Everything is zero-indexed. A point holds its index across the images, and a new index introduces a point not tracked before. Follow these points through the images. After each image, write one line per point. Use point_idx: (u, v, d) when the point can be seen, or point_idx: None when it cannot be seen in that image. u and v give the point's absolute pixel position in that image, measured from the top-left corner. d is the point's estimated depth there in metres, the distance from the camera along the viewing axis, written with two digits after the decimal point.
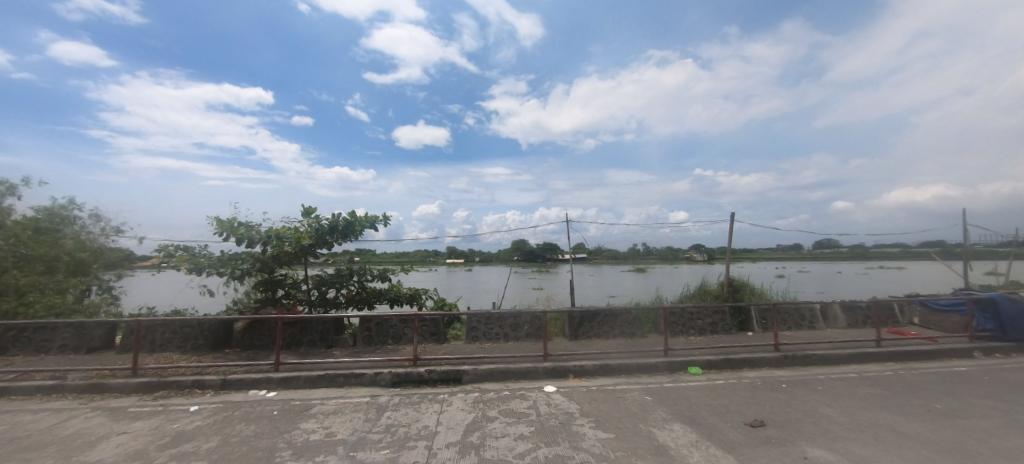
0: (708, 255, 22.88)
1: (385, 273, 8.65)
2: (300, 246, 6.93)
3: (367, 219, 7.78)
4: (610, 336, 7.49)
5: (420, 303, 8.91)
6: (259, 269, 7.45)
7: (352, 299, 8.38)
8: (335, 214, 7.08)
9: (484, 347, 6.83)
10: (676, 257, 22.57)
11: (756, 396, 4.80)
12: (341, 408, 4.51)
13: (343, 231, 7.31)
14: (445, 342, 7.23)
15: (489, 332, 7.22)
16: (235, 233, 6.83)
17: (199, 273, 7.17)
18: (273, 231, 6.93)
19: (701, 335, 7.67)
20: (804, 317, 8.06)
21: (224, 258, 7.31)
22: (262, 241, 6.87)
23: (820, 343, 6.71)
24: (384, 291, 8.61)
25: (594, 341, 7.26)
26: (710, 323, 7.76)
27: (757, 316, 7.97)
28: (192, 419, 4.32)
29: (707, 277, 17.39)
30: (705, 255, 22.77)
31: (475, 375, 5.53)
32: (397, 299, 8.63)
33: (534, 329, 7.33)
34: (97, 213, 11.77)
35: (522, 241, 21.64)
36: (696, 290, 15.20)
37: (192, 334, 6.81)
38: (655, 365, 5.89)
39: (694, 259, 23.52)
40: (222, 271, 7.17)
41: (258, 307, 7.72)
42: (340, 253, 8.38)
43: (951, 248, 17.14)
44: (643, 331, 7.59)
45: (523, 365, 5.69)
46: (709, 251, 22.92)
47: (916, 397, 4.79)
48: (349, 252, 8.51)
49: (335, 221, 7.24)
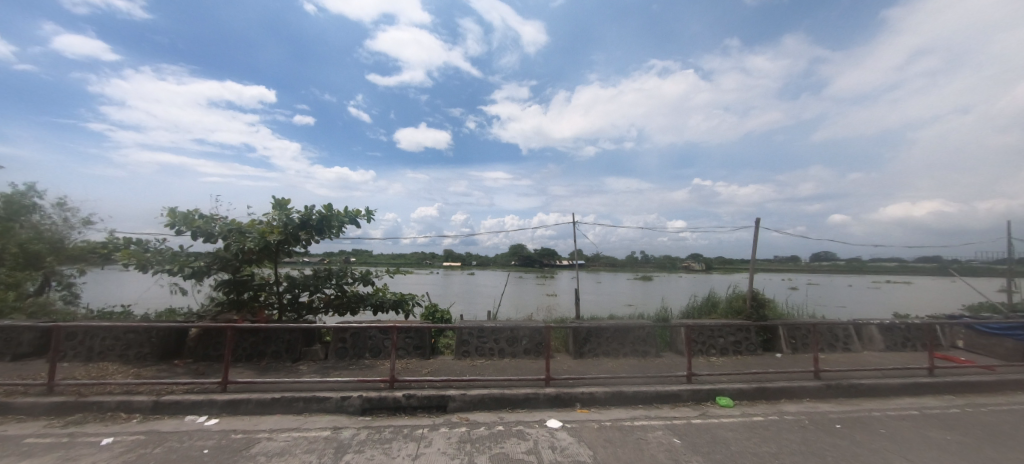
0: (707, 265, 21.95)
1: (368, 276, 7.72)
2: (265, 243, 5.98)
3: (346, 214, 6.88)
4: (620, 354, 6.57)
5: (407, 309, 7.98)
6: (218, 267, 6.49)
7: (331, 304, 7.46)
8: (308, 206, 6.14)
9: (475, 364, 5.90)
10: (674, 266, 21.70)
11: (811, 442, 3.86)
12: (291, 447, 3.56)
13: (318, 226, 6.40)
14: (431, 357, 6.30)
15: (482, 347, 6.30)
16: (190, 226, 5.90)
17: (145, 270, 6.23)
18: (234, 223, 5.96)
19: (724, 356, 6.77)
20: (837, 337, 7.21)
21: (176, 254, 6.33)
22: (221, 235, 5.94)
23: (864, 371, 5.80)
24: (366, 295, 7.66)
25: (602, 360, 6.32)
26: (733, 342, 6.88)
27: (786, 335, 7.05)
28: (95, 459, 3.36)
29: (714, 288, 16.43)
30: (704, 265, 21.87)
31: (462, 402, 4.60)
32: (381, 305, 7.69)
33: (533, 345, 6.41)
34: (64, 201, 10.79)
35: (520, 246, 20.65)
36: (704, 302, 14.25)
37: (137, 341, 5.88)
38: (678, 394, 4.97)
39: (693, 269, 22.59)
40: (170, 269, 6.19)
41: (218, 312, 6.77)
42: (336, 252, 7.63)
43: (957, 266, 16.27)
44: (658, 349, 6.67)
45: (521, 391, 4.77)
46: (708, 261, 22.01)
47: (1008, 448, 3.88)
48: (347, 251, 7.75)
49: (309, 215, 6.32)
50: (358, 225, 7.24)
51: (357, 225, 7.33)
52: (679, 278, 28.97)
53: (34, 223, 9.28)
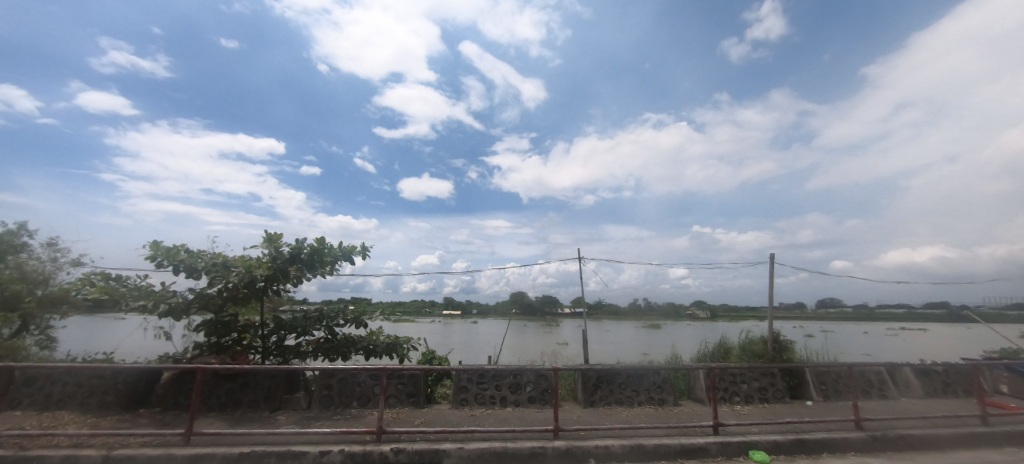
0: (711, 313, 21.25)
1: (360, 317, 7.27)
2: (251, 278, 5.64)
3: (340, 250, 6.60)
4: (634, 403, 5.94)
5: (401, 354, 7.44)
6: (198, 305, 6.05)
7: (320, 348, 6.92)
8: (299, 239, 5.87)
9: (474, 414, 5.30)
10: (678, 313, 20.97)
11: None
12: None
13: (308, 261, 6.10)
14: (425, 406, 5.69)
15: (481, 394, 5.71)
16: (174, 260, 5.61)
17: (118, 308, 5.80)
18: (220, 257, 5.64)
19: (749, 404, 6.14)
20: (870, 383, 6.61)
21: (153, 289, 5.92)
22: (204, 270, 5.60)
23: (908, 421, 5.20)
24: (357, 339, 7.16)
25: (615, 410, 5.69)
26: (758, 388, 6.28)
27: (815, 381, 6.45)
28: None
29: (724, 334, 15.67)
30: (707, 313, 21.18)
31: (459, 459, 4.01)
32: (374, 349, 7.18)
33: (538, 392, 5.81)
34: (55, 242, 10.46)
35: (520, 293, 20.05)
36: (717, 349, 13.49)
37: (102, 387, 5.31)
38: (705, 448, 4.36)
39: (697, 317, 21.84)
40: (144, 305, 5.74)
41: (194, 356, 6.22)
42: (335, 300, 7.29)
43: (973, 310, 15.65)
44: (676, 397, 6.05)
45: (526, 444, 4.18)
46: (711, 309, 21.32)
47: None
48: (345, 300, 7.40)
49: (299, 250, 6.03)
50: (352, 262, 6.95)
51: (351, 263, 7.03)
52: (686, 326, 27.97)
53: (19, 263, 8.92)
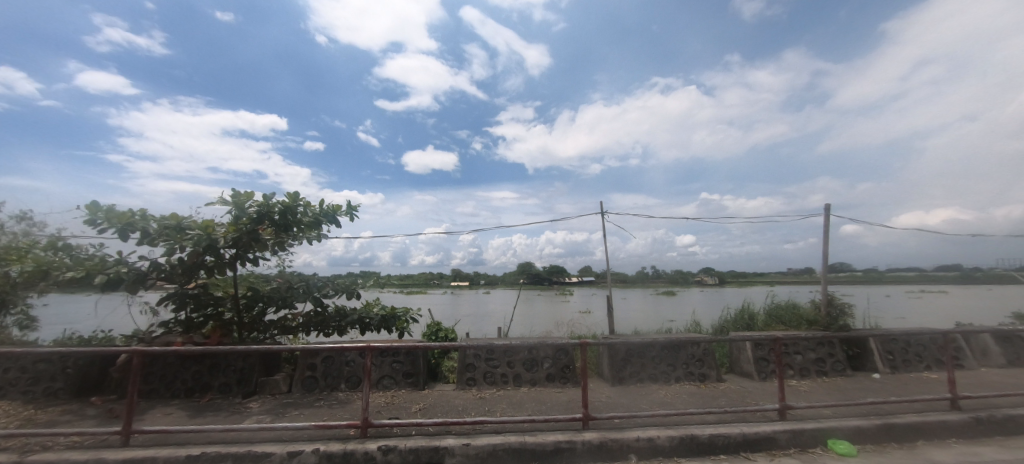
0: (722, 278, 20.36)
1: (353, 287, 6.42)
2: (211, 240, 4.70)
3: (321, 211, 5.70)
4: (671, 379, 5.07)
5: (401, 327, 6.64)
6: (155, 275, 5.11)
7: (309, 323, 6.18)
8: (268, 194, 4.93)
9: (483, 397, 4.46)
10: (687, 281, 20.03)
11: None
12: None
13: (279, 221, 5.15)
14: (426, 387, 4.86)
15: (491, 372, 4.86)
16: (121, 221, 4.68)
17: (52, 282, 4.79)
18: (174, 217, 4.71)
19: (805, 379, 5.23)
20: (942, 353, 5.66)
21: (91, 257, 4.89)
22: (153, 234, 4.68)
23: (1010, 398, 4.26)
24: (349, 311, 6.35)
25: (649, 388, 4.83)
26: (814, 360, 5.39)
27: (880, 351, 5.51)
28: None
29: (746, 299, 14.74)
30: (717, 278, 20.33)
31: (464, 458, 3.16)
32: (369, 322, 6.37)
33: (558, 369, 4.94)
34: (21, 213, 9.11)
35: (528, 263, 19.16)
36: (739, 315, 12.58)
37: (48, 373, 4.47)
38: (773, 438, 3.47)
39: (708, 283, 21.00)
40: (75, 274, 4.69)
41: (158, 335, 5.36)
42: (342, 274, 6.41)
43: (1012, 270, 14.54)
44: (719, 372, 5.17)
45: (549, 438, 3.32)
46: (722, 275, 20.40)
47: None
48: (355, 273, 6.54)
49: (268, 208, 5.07)
50: (337, 224, 6.08)
51: (337, 225, 6.16)
52: (698, 292, 27.16)
53: None
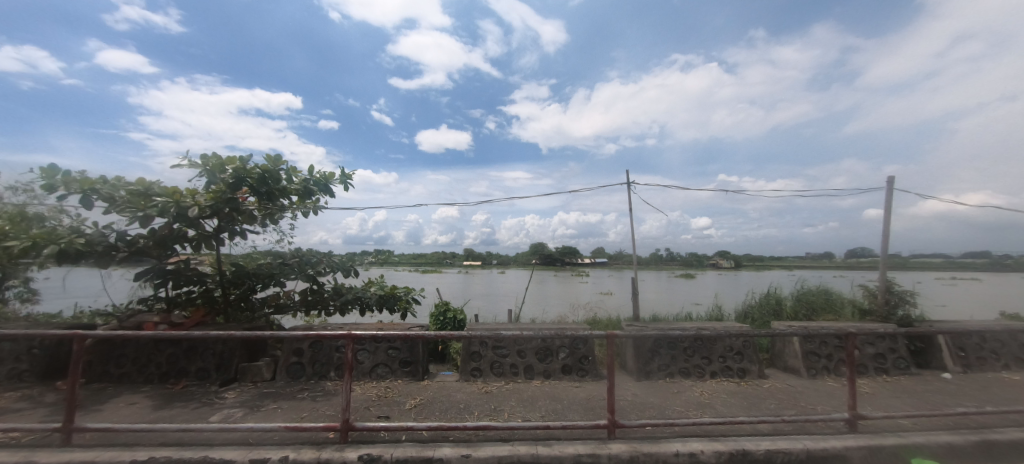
0: (738, 261, 19.42)
1: (350, 264, 5.90)
2: (181, 208, 4.09)
3: (310, 179, 5.08)
4: (705, 375, 4.40)
5: (403, 309, 6.12)
6: (126, 249, 4.58)
7: (304, 301, 5.71)
8: (244, 156, 4.29)
9: (490, 391, 3.88)
10: (700, 264, 19.12)
11: None
12: None
13: (259, 187, 4.49)
14: (425, 377, 4.32)
15: (499, 362, 4.28)
16: (82, 187, 4.13)
17: (10, 254, 4.28)
18: (139, 181, 4.10)
19: (862, 377, 4.51)
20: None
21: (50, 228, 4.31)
22: (113, 200, 4.08)
23: None
24: (346, 290, 5.84)
25: (680, 384, 4.19)
26: (872, 356, 4.66)
27: (950, 347, 4.74)
28: None
29: (772, 284, 13.81)
30: (734, 262, 19.41)
31: None
32: (367, 303, 5.84)
33: (575, 360, 4.33)
34: None
35: (539, 244, 18.44)
36: (765, 300, 11.68)
37: (10, 354, 4.04)
38: (844, 456, 2.80)
39: (725, 266, 20.08)
40: (23, 243, 4.09)
41: (131, 314, 4.88)
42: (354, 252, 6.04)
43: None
44: (761, 367, 4.48)
45: (568, 449, 2.70)
46: (739, 258, 19.44)
47: None
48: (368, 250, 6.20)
49: (245, 171, 4.42)
50: (331, 194, 5.48)
51: (331, 196, 5.56)
52: (716, 275, 26.19)
53: None
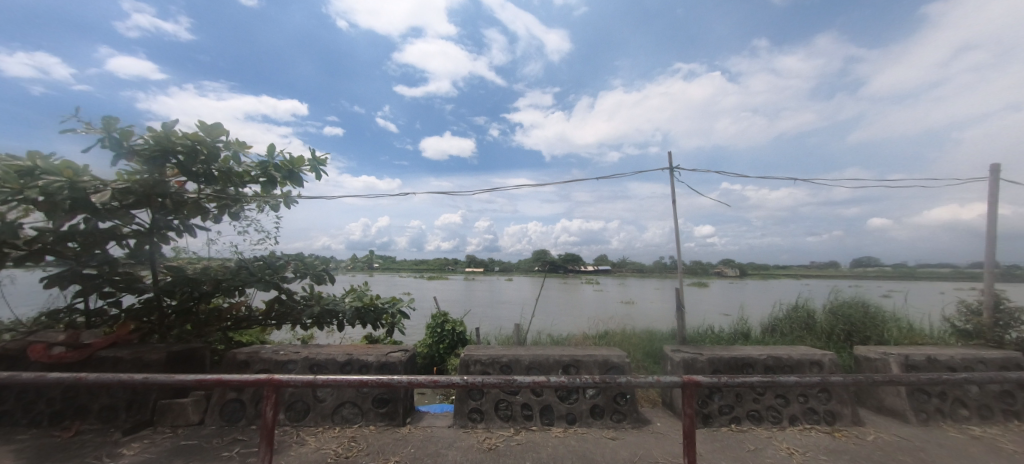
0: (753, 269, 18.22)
1: (324, 270, 4.85)
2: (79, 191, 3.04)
3: (270, 162, 4.03)
4: (784, 421, 3.28)
5: (388, 324, 5.05)
6: (28, 248, 3.59)
7: (266, 314, 4.66)
8: (168, 121, 3.26)
9: (493, 446, 2.79)
10: (711, 272, 17.91)
11: None
12: None
13: (190, 163, 3.45)
14: (407, 420, 3.22)
15: (506, 402, 3.19)
16: None
17: None
18: (25, 155, 3.01)
19: (991, 425, 3.37)
20: None
21: None
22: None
23: None
24: (319, 301, 4.78)
25: (754, 435, 3.08)
26: (997, 395, 3.53)
27: None
28: None
29: (800, 295, 12.57)
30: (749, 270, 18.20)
31: None
32: (343, 318, 4.77)
33: (608, 400, 3.24)
34: None
35: (542, 251, 17.37)
36: (795, 313, 10.42)
37: None
38: None
39: (739, 275, 18.85)
40: None
41: (34, 330, 3.82)
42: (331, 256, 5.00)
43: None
44: (854, 410, 3.37)
45: None
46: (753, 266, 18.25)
47: None
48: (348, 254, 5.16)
49: (170, 143, 3.35)
50: (301, 185, 4.42)
51: (302, 188, 4.48)
52: (728, 284, 24.95)
53: None
